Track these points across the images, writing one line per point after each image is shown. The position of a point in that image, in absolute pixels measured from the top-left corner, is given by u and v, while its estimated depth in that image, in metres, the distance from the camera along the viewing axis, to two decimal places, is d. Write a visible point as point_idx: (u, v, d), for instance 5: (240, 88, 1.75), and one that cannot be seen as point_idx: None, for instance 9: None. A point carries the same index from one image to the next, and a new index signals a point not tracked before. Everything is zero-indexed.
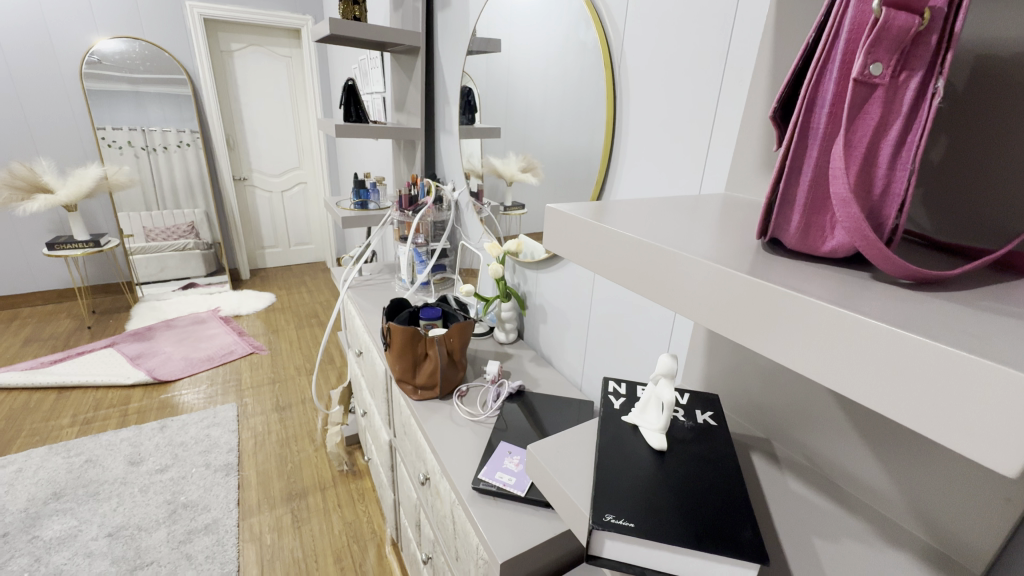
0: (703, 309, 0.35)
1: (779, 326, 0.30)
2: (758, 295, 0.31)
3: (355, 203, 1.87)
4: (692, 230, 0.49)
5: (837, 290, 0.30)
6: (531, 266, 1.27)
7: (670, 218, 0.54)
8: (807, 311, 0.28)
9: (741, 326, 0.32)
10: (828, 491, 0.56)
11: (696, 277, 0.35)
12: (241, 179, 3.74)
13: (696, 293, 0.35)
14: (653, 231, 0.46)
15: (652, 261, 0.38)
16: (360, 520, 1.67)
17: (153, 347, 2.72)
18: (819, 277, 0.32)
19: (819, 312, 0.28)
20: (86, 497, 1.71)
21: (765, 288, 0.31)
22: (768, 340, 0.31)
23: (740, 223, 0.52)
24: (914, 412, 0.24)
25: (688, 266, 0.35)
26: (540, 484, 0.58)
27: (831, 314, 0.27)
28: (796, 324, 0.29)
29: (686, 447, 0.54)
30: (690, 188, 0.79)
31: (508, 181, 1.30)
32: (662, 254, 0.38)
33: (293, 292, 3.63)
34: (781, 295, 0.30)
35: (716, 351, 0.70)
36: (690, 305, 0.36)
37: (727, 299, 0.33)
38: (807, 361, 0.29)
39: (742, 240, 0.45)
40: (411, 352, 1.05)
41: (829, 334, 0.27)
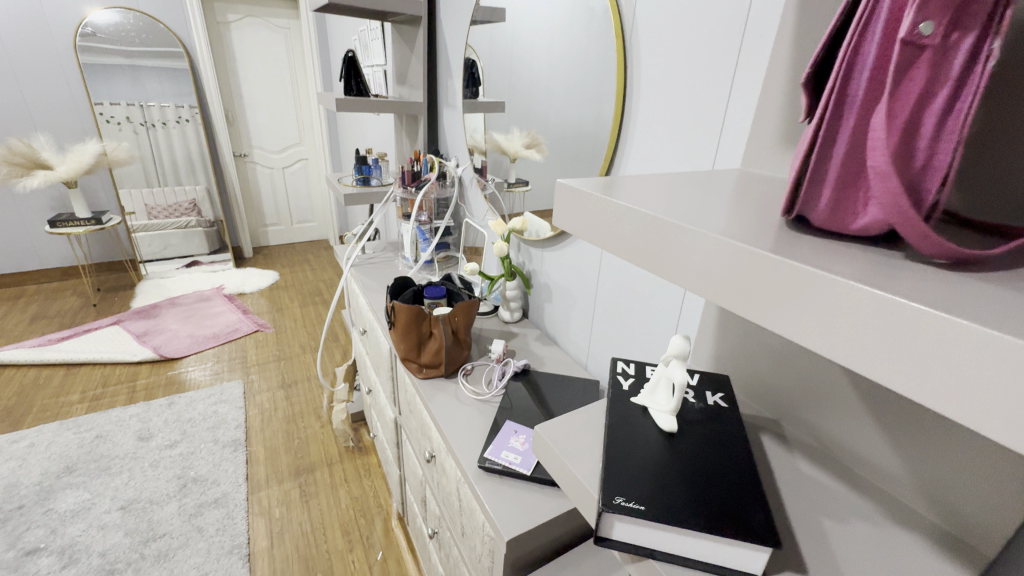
0: (711, 284, 0.34)
1: (793, 303, 0.29)
2: (768, 270, 0.30)
3: (357, 179, 1.84)
4: (709, 206, 0.47)
5: (858, 266, 0.28)
6: (537, 244, 1.25)
7: (685, 193, 0.52)
8: (820, 287, 0.27)
9: (749, 302, 0.31)
10: (838, 473, 0.55)
11: (705, 252, 0.34)
12: (241, 156, 3.70)
13: (704, 268, 0.34)
14: (666, 206, 0.45)
15: (661, 236, 0.37)
16: (367, 495, 1.70)
17: (159, 325, 2.73)
18: (839, 253, 0.30)
19: (832, 287, 0.27)
20: (98, 472, 1.75)
21: (775, 262, 0.30)
22: (779, 317, 0.30)
23: (758, 199, 0.50)
24: (931, 390, 0.23)
25: (696, 241, 0.34)
26: (548, 465, 0.57)
27: (844, 290, 0.26)
28: (808, 301, 0.28)
29: (696, 429, 0.53)
30: (703, 164, 0.76)
31: (512, 157, 1.26)
32: (671, 229, 0.36)
33: (297, 269, 3.62)
34: (793, 271, 0.29)
35: (726, 332, 0.69)
36: (699, 281, 0.35)
37: (736, 274, 0.32)
38: (819, 339, 0.28)
39: (762, 217, 0.43)
40: (416, 332, 1.05)
41: (843, 310, 0.26)
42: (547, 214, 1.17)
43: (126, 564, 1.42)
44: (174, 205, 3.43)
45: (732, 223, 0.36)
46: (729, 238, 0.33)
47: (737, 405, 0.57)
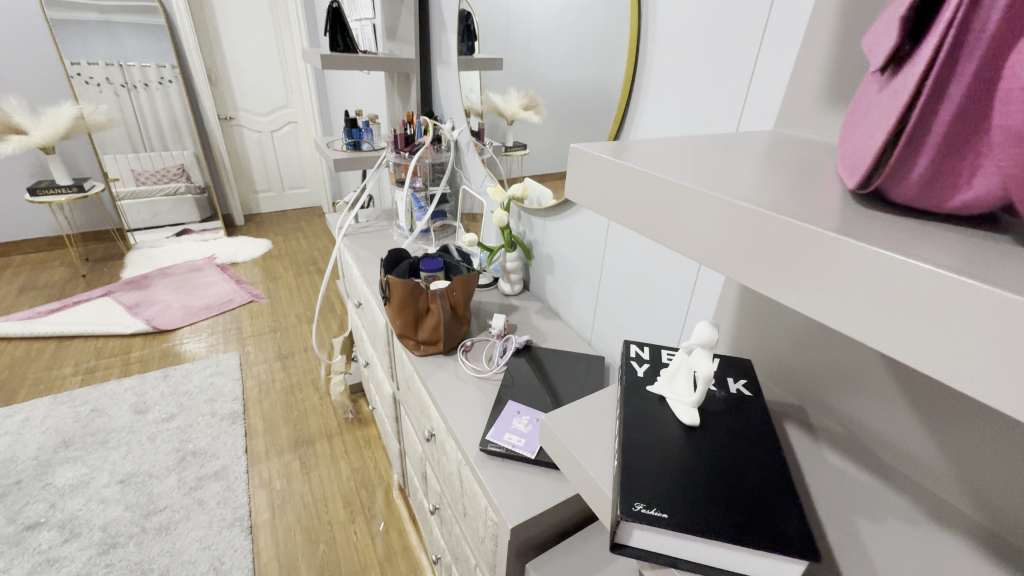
0: (714, 252, 0.31)
1: (807, 273, 0.26)
2: (777, 234, 0.27)
3: (347, 143, 1.74)
4: (743, 171, 0.41)
5: (889, 232, 0.25)
6: (538, 213, 1.18)
7: (715, 157, 0.46)
8: (832, 253, 0.24)
9: (758, 271, 0.28)
10: (866, 462, 0.51)
11: (708, 215, 0.30)
12: (227, 119, 3.54)
13: (708, 233, 0.31)
14: (685, 169, 0.40)
15: (660, 200, 0.34)
16: (367, 466, 1.69)
17: (151, 296, 2.67)
18: (876, 220, 0.26)
19: (846, 254, 0.24)
20: (95, 446, 1.73)
21: (785, 225, 0.27)
22: (791, 289, 0.27)
23: (798, 164, 0.44)
24: (997, 390, 0.18)
25: (697, 203, 0.31)
26: (559, 460, 0.54)
27: (860, 253, 0.23)
28: (821, 268, 0.25)
29: (718, 422, 0.49)
30: (726, 127, 0.69)
31: (509, 120, 1.18)
32: (670, 191, 0.33)
33: (290, 238, 3.53)
34: (804, 233, 0.26)
35: (749, 312, 0.64)
36: (703, 249, 0.31)
37: (744, 239, 0.29)
38: (835, 314, 0.25)
39: (810, 185, 0.37)
40: (412, 308, 1.00)
41: (858, 277, 0.23)
42: (549, 180, 1.09)
43: (128, 538, 1.42)
44: (162, 171, 3.32)
45: (763, 189, 0.32)
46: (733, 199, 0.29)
47: (761, 392, 0.53)
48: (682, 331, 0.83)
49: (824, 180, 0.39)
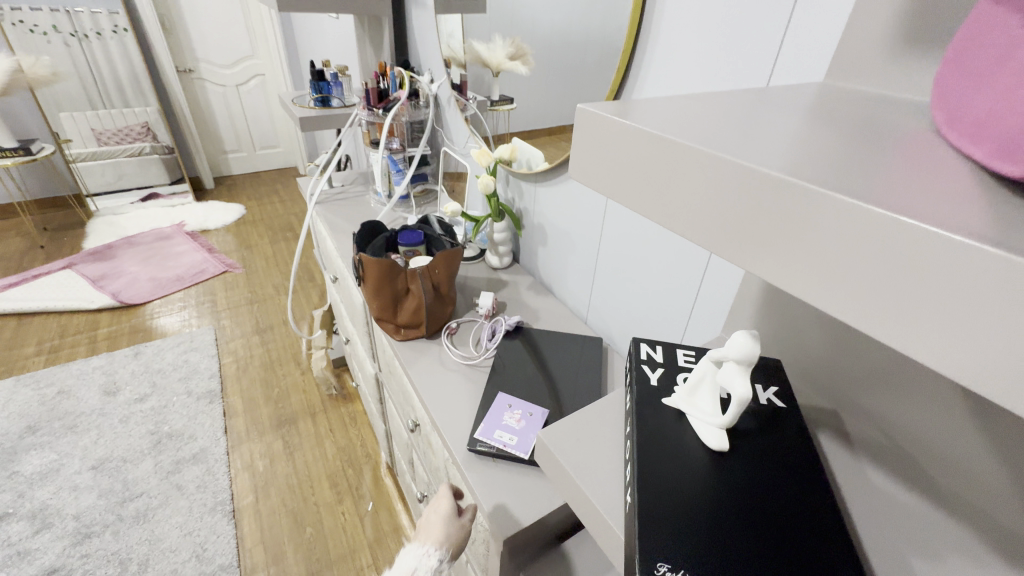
0: (686, 215, 0.26)
1: (789, 241, 0.21)
2: (760, 190, 0.22)
3: (315, 99, 1.57)
4: (785, 133, 0.32)
5: (901, 200, 0.20)
6: (527, 178, 1.07)
7: (755, 118, 0.35)
8: (821, 212, 0.20)
9: (731, 239, 0.24)
10: (916, 482, 0.43)
11: (685, 169, 0.25)
12: (186, 71, 3.26)
13: (682, 193, 0.25)
14: (702, 125, 0.31)
15: (629, 151, 0.28)
16: (354, 444, 1.64)
17: (116, 267, 2.52)
18: (892, 192, 0.22)
19: (835, 212, 0.19)
20: (63, 431, 1.64)
21: (772, 177, 0.22)
22: (768, 260, 0.22)
23: (863, 127, 0.34)
24: None
25: (671, 155, 0.26)
26: (561, 486, 0.45)
27: (852, 212, 0.19)
28: (804, 232, 0.21)
29: (748, 444, 0.41)
30: (754, 81, 0.57)
31: (494, 72, 1.04)
32: (642, 141, 0.27)
33: (264, 202, 3.34)
34: (791, 188, 0.21)
35: (777, 303, 0.55)
36: (676, 211, 0.26)
37: (725, 199, 0.24)
38: (813, 290, 0.21)
39: (884, 155, 0.28)
40: (390, 289, 0.89)
41: (848, 241, 0.19)
42: (540, 142, 0.97)
43: (104, 527, 1.36)
44: (124, 130, 3.07)
45: (767, 150, 0.27)
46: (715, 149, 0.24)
47: (795, 402, 0.45)
48: (690, 316, 0.74)
49: (900, 148, 0.29)
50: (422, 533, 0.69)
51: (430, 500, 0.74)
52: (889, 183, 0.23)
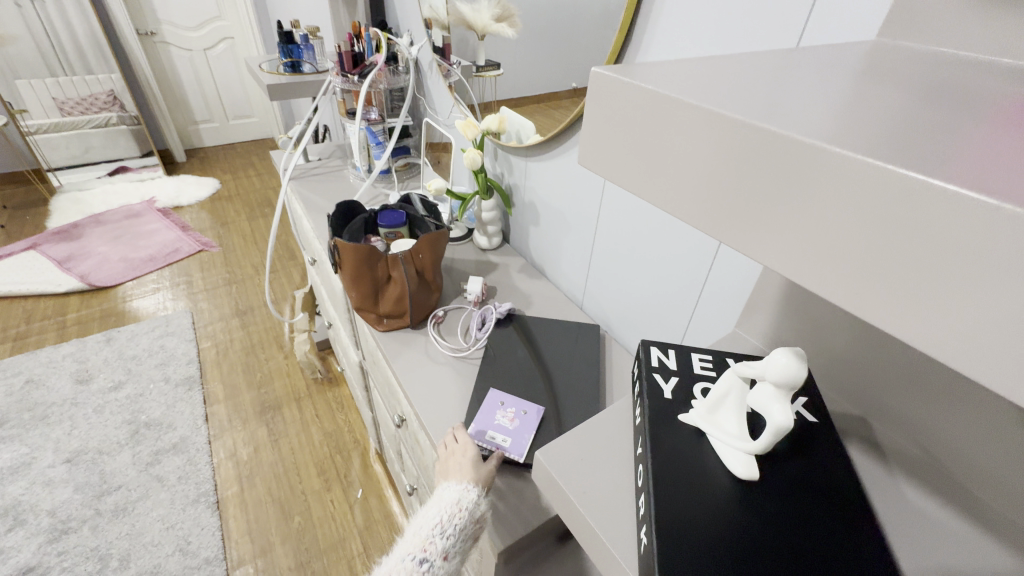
0: (680, 186, 0.23)
1: (795, 213, 0.19)
2: (762, 152, 0.20)
3: (285, 64, 1.45)
4: (829, 93, 0.26)
5: (932, 159, 0.18)
6: (517, 151, 0.98)
7: (798, 75, 0.29)
8: (830, 179, 0.18)
9: (731, 213, 0.21)
10: (960, 505, 0.38)
11: (679, 131, 0.22)
12: (147, 34, 3.04)
13: (676, 161, 0.23)
14: (729, 81, 0.26)
15: (614, 111, 0.25)
16: (341, 430, 1.59)
17: (84, 247, 2.39)
18: (928, 151, 0.19)
19: (846, 180, 0.17)
20: (35, 422, 1.57)
21: (775, 138, 0.19)
22: (771, 237, 0.20)
23: (933, 91, 0.28)
24: None
25: (665, 114, 0.23)
26: (569, 520, 0.40)
27: (866, 179, 0.17)
28: (812, 201, 0.18)
29: (780, 471, 0.36)
30: (782, 41, 0.49)
31: (480, 34, 0.94)
32: (632, 99, 0.24)
33: (240, 176, 3.18)
34: (797, 149, 0.18)
35: (800, 297, 0.49)
36: (668, 183, 0.23)
37: (722, 166, 0.21)
38: (815, 272, 0.19)
39: (956, 128, 0.22)
40: (370, 276, 0.82)
41: (859, 214, 0.17)
42: (531, 111, 0.88)
43: (81, 523, 1.31)
44: (88, 99, 2.88)
45: (779, 102, 0.23)
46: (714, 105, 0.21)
47: (826, 413, 0.39)
48: (696, 305, 0.68)
49: (977, 118, 0.24)
50: (450, 475, 0.62)
51: (442, 442, 0.67)
52: (942, 149, 0.20)
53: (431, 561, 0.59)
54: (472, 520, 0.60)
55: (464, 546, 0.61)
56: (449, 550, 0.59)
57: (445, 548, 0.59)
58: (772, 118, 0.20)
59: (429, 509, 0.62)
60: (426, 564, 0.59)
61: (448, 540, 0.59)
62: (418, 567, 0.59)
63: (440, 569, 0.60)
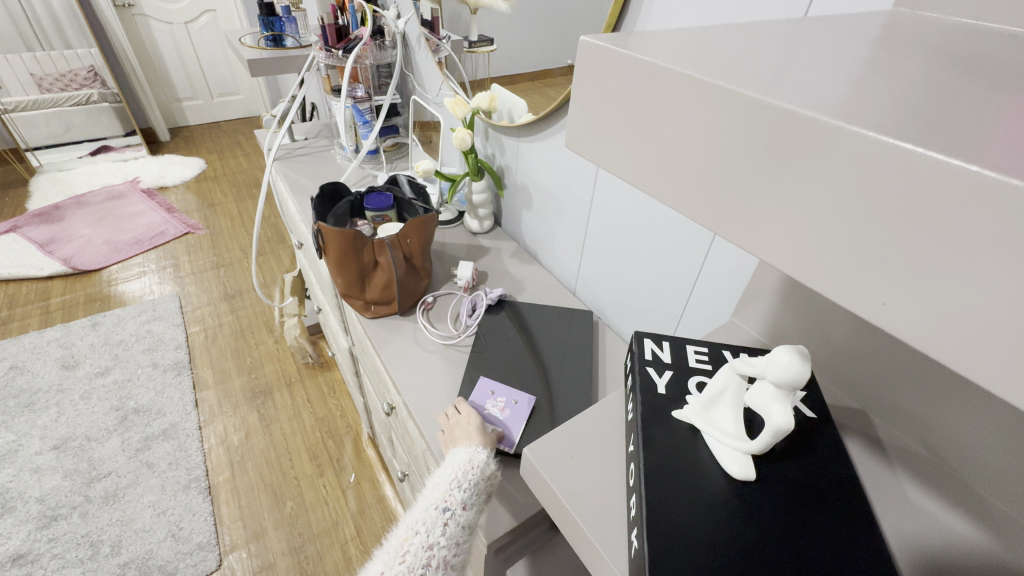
0: (667, 168, 0.21)
1: (788, 197, 0.17)
2: (756, 128, 0.18)
3: (266, 37, 1.39)
4: (841, 62, 0.24)
5: (953, 136, 0.15)
6: (509, 131, 0.94)
7: (811, 45, 0.26)
8: (831, 157, 0.15)
9: (723, 198, 0.19)
10: (961, 502, 0.37)
11: (666, 105, 0.20)
12: (125, 6, 2.91)
13: (668, 140, 0.20)
14: (734, 50, 0.23)
15: (606, 86, 0.22)
16: (333, 415, 1.57)
17: (67, 230, 2.33)
18: (949, 127, 0.17)
19: (848, 158, 0.15)
20: (20, 409, 1.55)
21: (770, 112, 0.17)
22: (763, 223, 0.18)
23: (961, 62, 0.25)
24: None
25: (652, 86, 0.20)
26: (559, 521, 0.39)
27: (869, 159, 0.15)
28: (810, 185, 0.16)
29: (778, 471, 0.34)
30: (788, 11, 0.46)
31: (471, 7, 0.89)
32: (627, 72, 0.21)
33: (226, 155, 3.10)
34: (794, 124, 0.16)
35: (802, 287, 0.47)
36: (661, 170, 0.21)
37: (713, 146, 0.19)
38: (811, 263, 0.17)
39: (984, 101, 0.20)
40: (356, 262, 0.80)
41: (859, 198, 0.15)
42: (523, 89, 0.85)
43: (71, 510, 1.30)
44: (67, 75, 2.77)
45: (784, 72, 0.21)
46: (705, 77, 0.19)
47: (825, 409, 0.38)
48: (692, 292, 0.67)
49: (1012, 93, 0.21)
50: (457, 442, 0.62)
51: (443, 415, 0.67)
52: (972, 125, 0.17)
53: (453, 512, 0.57)
54: (485, 476, 0.58)
55: (483, 499, 0.59)
56: (468, 501, 0.57)
57: (464, 498, 0.57)
58: (770, 89, 0.18)
59: (441, 470, 0.60)
60: (448, 514, 0.57)
61: (467, 493, 0.57)
62: (442, 515, 0.57)
63: (462, 519, 0.57)
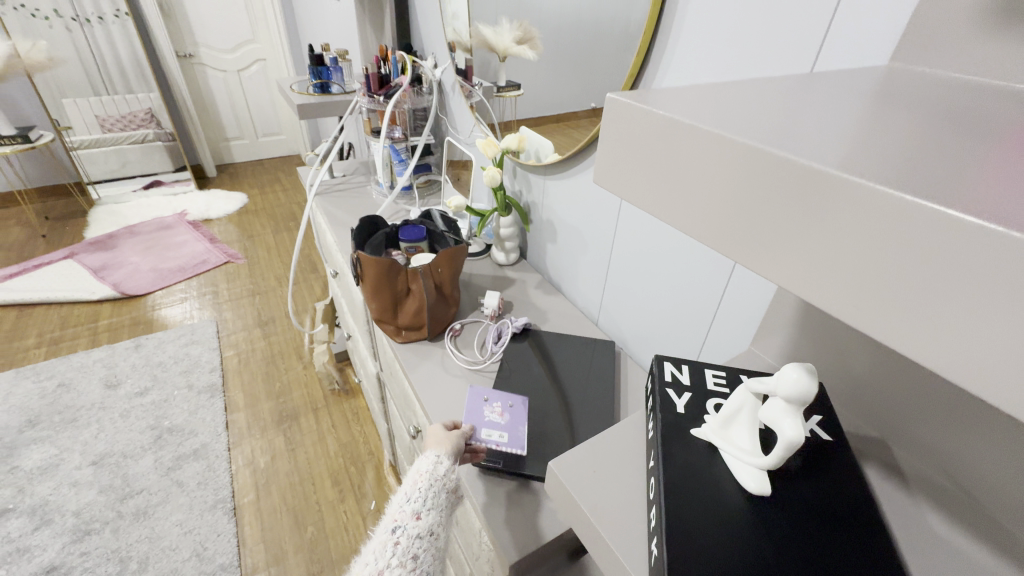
0: (695, 208, 0.24)
1: (802, 234, 0.20)
2: (775, 176, 0.21)
3: (314, 84, 1.51)
4: (842, 116, 0.28)
5: (941, 184, 0.18)
6: (536, 169, 1.00)
7: (814, 99, 0.30)
8: (838, 202, 0.19)
9: (745, 235, 0.22)
10: (981, 531, 0.38)
11: (694, 154, 0.23)
12: (186, 57, 3.19)
13: (695, 183, 0.24)
14: (748, 108, 0.27)
15: (637, 137, 0.26)
16: (356, 441, 1.60)
17: (118, 258, 2.48)
18: (935, 176, 0.20)
19: (853, 204, 0.18)
20: (64, 425, 1.63)
21: (783, 164, 0.20)
22: (781, 254, 0.21)
23: (947, 115, 0.29)
24: None
25: (682, 140, 0.24)
26: (582, 532, 0.41)
27: (868, 203, 0.18)
28: (820, 224, 0.19)
29: (793, 487, 0.36)
30: (796, 66, 0.51)
31: (501, 57, 0.97)
32: (657, 128, 0.25)
33: (266, 190, 3.29)
34: (806, 174, 0.20)
35: (819, 317, 0.49)
36: (690, 209, 0.24)
37: (737, 190, 0.22)
38: (827, 289, 0.20)
39: (964, 150, 0.24)
40: (389, 289, 0.85)
41: (863, 235, 0.18)
42: (550, 131, 0.91)
43: (103, 524, 1.34)
44: (127, 116, 3.02)
45: (796, 129, 0.24)
46: (728, 132, 0.22)
47: (841, 432, 0.40)
48: (711, 325, 0.69)
49: (989, 142, 0.25)
50: (425, 449, 0.65)
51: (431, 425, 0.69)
52: (954, 174, 0.20)
53: (405, 527, 0.59)
54: (436, 476, 0.62)
55: (441, 501, 0.62)
56: (420, 511, 0.60)
57: (415, 509, 0.60)
58: (784, 144, 0.22)
59: (400, 487, 0.64)
60: (399, 531, 0.58)
61: (415, 503, 0.60)
62: (393, 536, 0.58)
63: (416, 531, 0.59)
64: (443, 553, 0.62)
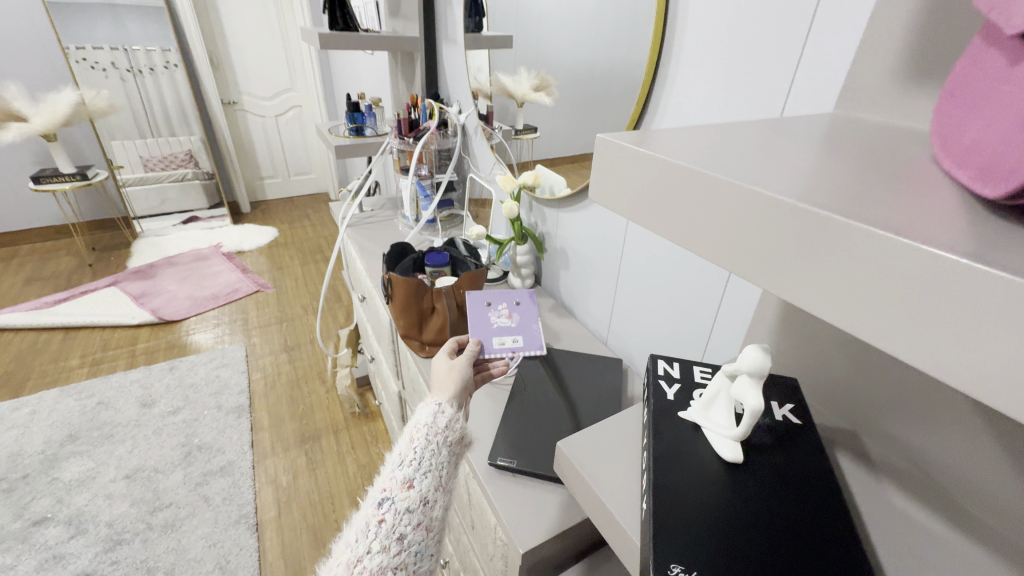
0: (724, 246, 0.27)
1: (821, 272, 0.22)
2: (794, 221, 0.23)
3: (350, 128, 1.66)
4: (807, 160, 0.33)
5: (943, 231, 0.20)
6: (550, 202, 1.11)
7: (781, 148, 0.37)
8: (857, 246, 0.20)
9: (772, 269, 0.24)
10: (937, 505, 0.43)
11: (706, 196, 0.27)
12: (229, 103, 3.48)
13: (722, 226, 0.27)
14: (762, 168, 0.30)
15: (670, 185, 0.29)
16: (374, 463, 1.65)
17: (156, 286, 2.64)
18: (930, 221, 0.22)
19: (866, 248, 0.20)
20: (101, 440, 1.72)
21: (802, 213, 0.23)
22: (805, 286, 0.23)
23: (876, 155, 0.35)
24: None
25: (710, 189, 0.27)
26: (584, 501, 0.47)
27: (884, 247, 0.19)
28: (840, 264, 0.21)
29: (764, 458, 0.43)
30: (769, 110, 0.60)
31: (519, 102, 1.09)
32: (689, 178, 0.28)
33: (296, 225, 3.49)
34: (824, 220, 0.22)
35: (794, 324, 0.56)
36: (719, 246, 0.27)
37: (762, 232, 0.25)
38: (834, 309, 0.22)
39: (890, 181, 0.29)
40: (416, 308, 0.94)
41: (879, 272, 0.20)
42: (562, 168, 1.01)
43: (134, 535, 1.41)
44: (169, 157, 3.27)
45: (809, 183, 0.27)
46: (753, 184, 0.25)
47: (810, 418, 0.46)
48: (709, 339, 0.76)
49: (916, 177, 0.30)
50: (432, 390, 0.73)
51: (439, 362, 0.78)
52: (936, 216, 0.23)
53: (393, 499, 0.60)
54: (433, 425, 0.66)
55: (438, 462, 0.65)
56: (411, 479, 0.62)
57: (405, 476, 0.62)
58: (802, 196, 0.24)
59: (393, 453, 0.66)
60: (387, 504, 0.60)
61: (409, 468, 0.63)
62: (380, 509, 0.60)
63: (405, 501, 0.60)
64: (439, 527, 0.64)
